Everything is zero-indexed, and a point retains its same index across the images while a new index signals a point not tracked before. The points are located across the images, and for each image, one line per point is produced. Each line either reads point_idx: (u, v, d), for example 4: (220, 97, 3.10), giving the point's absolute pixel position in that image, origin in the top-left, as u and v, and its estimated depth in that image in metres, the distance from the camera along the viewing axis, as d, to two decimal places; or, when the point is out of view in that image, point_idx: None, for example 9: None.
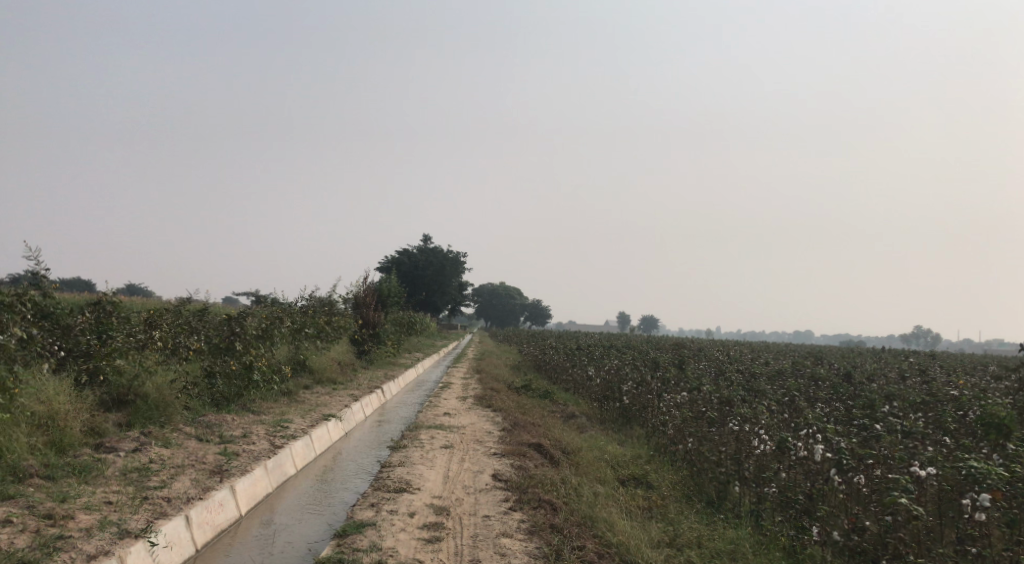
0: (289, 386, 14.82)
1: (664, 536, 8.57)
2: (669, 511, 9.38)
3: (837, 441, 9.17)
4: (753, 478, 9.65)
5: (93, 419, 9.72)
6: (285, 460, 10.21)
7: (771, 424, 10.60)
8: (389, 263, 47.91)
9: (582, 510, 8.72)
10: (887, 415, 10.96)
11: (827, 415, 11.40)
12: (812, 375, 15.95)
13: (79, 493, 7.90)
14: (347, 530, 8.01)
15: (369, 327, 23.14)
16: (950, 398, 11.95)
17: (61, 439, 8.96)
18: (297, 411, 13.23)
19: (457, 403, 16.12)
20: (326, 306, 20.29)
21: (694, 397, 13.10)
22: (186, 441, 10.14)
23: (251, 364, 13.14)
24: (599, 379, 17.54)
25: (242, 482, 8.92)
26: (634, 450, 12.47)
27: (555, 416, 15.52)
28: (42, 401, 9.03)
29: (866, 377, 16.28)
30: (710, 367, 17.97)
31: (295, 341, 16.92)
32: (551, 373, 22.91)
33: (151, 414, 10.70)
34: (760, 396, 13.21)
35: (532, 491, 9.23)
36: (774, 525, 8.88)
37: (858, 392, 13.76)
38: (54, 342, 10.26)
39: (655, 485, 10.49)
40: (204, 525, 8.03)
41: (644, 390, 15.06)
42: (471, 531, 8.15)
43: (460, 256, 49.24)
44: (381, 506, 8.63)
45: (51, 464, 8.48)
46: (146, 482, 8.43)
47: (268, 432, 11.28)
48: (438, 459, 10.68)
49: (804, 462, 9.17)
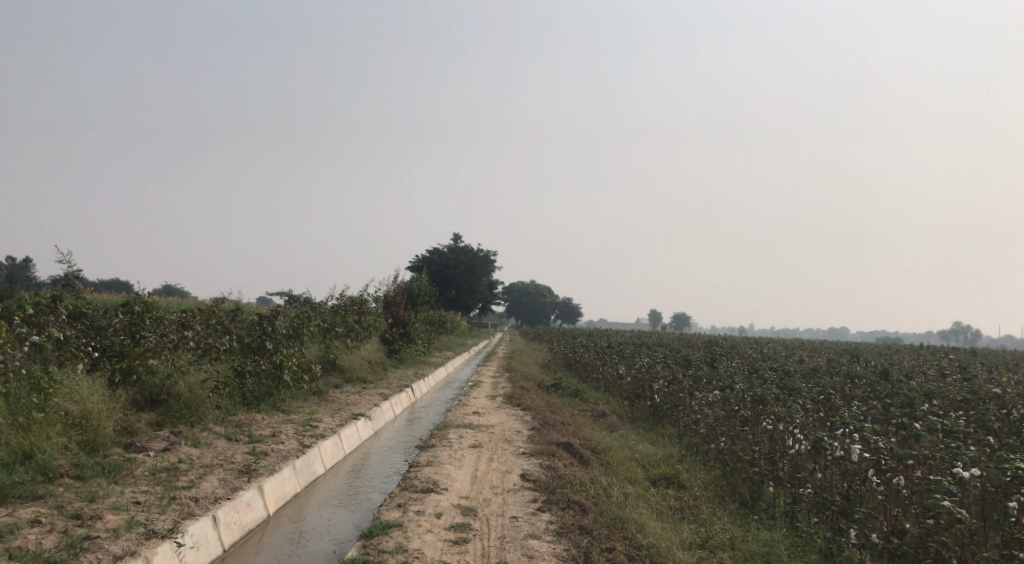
0: (319, 384, 14.84)
1: (696, 537, 8.42)
2: (701, 512, 9.23)
3: (875, 440, 8.93)
4: (787, 478, 9.48)
5: (126, 418, 9.76)
6: (314, 459, 10.20)
7: (807, 423, 10.39)
8: (420, 262, 48.00)
9: (612, 510, 8.58)
10: (926, 413, 10.70)
11: (864, 413, 11.15)
12: (847, 371, 15.68)
13: (107, 493, 7.92)
14: (373, 531, 7.94)
15: (400, 326, 23.16)
16: (992, 396, 11.66)
17: (94, 439, 9.00)
18: (326, 410, 13.24)
19: (486, 401, 16.09)
20: (357, 305, 20.33)
21: (728, 396, 12.90)
22: (216, 440, 10.15)
23: (281, 364, 13.14)
24: (631, 377, 17.39)
25: (270, 482, 8.91)
26: (665, 449, 12.30)
27: (585, 414, 15.40)
28: (75, 401, 9.07)
29: (903, 374, 15.97)
30: (743, 364, 17.72)
31: (326, 340, 16.96)
32: (581, 372, 22.78)
33: (182, 413, 10.76)
34: (795, 394, 12.97)
35: (561, 491, 9.10)
36: (809, 527, 8.69)
37: (896, 390, 13.46)
38: (88, 343, 10.32)
39: (687, 485, 10.33)
40: (232, 525, 8.02)
41: (676, 388, 14.89)
42: (499, 532, 8.05)
43: (491, 256, 49.23)
44: (408, 507, 8.56)
45: (81, 464, 8.50)
46: (175, 482, 8.44)
47: (296, 431, 11.28)
48: (467, 459, 10.61)
49: (841, 462, 8.95)
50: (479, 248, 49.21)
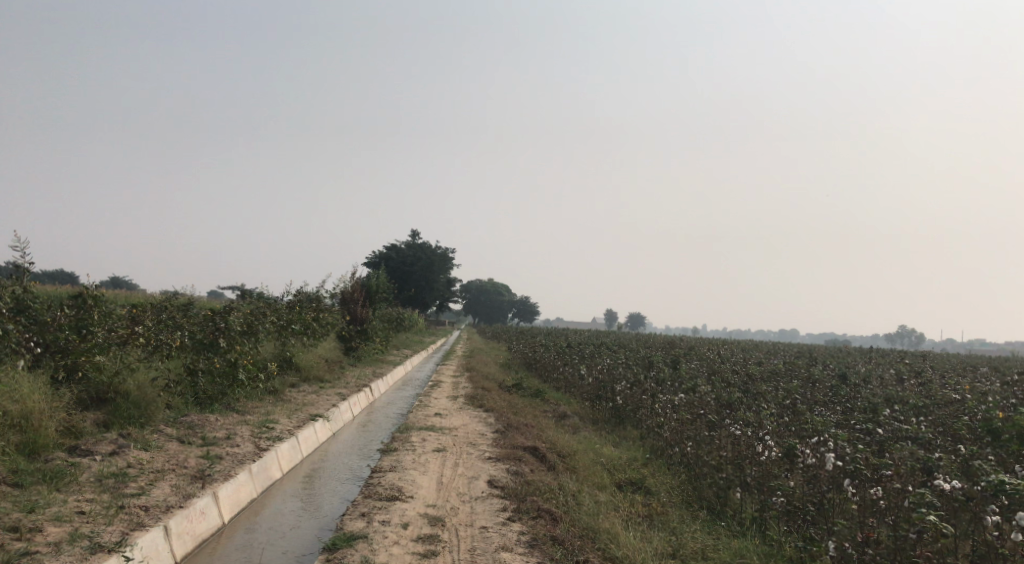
0: (275, 383, 14.36)
1: (666, 547, 8.20)
2: (671, 519, 9.04)
3: (849, 449, 8.78)
4: (755, 485, 9.33)
5: (70, 419, 9.28)
6: (270, 463, 9.80)
7: (775, 429, 10.24)
8: (377, 258, 47.41)
9: (584, 520, 8.34)
10: (890, 419, 10.61)
11: (829, 418, 11.04)
12: (807, 376, 15.66)
13: (49, 502, 7.44)
14: (336, 543, 7.60)
15: (357, 323, 22.70)
16: (953, 401, 11.68)
17: (34, 441, 8.53)
18: (283, 410, 12.81)
19: (447, 402, 15.77)
20: (314, 303, 19.84)
21: (692, 398, 12.72)
22: (167, 443, 9.68)
23: (236, 362, 12.66)
24: (591, 378, 17.20)
25: (225, 488, 8.50)
26: (630, 453, 12.11)
27: (547, 416, 15.17)
28: (15, 400, 8.57)
29: (861, 378, 16.07)
30: (703, 366, 17.63)
31: (281, 337, 16.43)
32: (542, 372, 22.55)
33: (131, 413, 10.29)
34: (759, 398, 12.86)
35: (531, 500, 8.84)
36: (780, 535, 8.55)
37: (857, 395, 13.44)
38: (31, 337, 9.81)
39: (654, 491, 10.12)
40: (184, 535, 7.60)
41: (637, 390, 14.74)
42: (469, 544, 7.75)
43: (449, 253, 48.86)
44: (372, 517, 8.23)
45: (20, 470, 7.99)
46: (123, 489, 7.98)
47: (252, 433, 10.85)
48: (431, 464, 10.27)
49: (811, 470, 8.83)
50: (438, 246, 48.76)
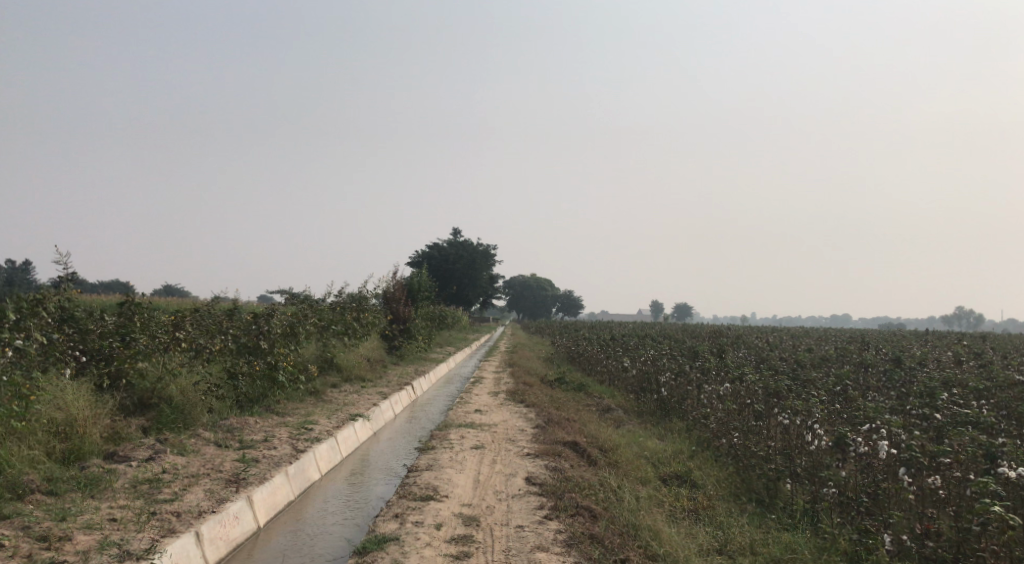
0: (316, 384, 14.31)
1: (712, 542, 7.91)
2: (717, 513, 8.73)
3: (904, 436, 8.36)
4: (806, 475, 8.97)
5: (114, 425, 9.31)
6: (308, 465, 9.72)
7: (825, 417, 9.86)
8: (421, 257, 47.53)
9: (624, 517, 8.08)
10: (949, 402, 10.13)
11: (884, 403, 10.59)
12: (860, 361, 15.14)
13: (80, 510, 7.42)
14: (367, 547, 7.45)
15: (400, 323, 22.67)
16: (1014, 383, 11.13)
17: (78, 448, 8.57)
18: (324, 411, 12.75)
19: (488, 398, 15.61)
20: (356, 303, 19.82)
21: (738, 388, 12.33)
22: (205, 447, 9.65)
23: (277, 364, 12.63)
24: (636, 369, 16.86)
25: (260, 491, 8.42)
26: (675, 445, 11.79)
27: (590, 410, 14.91)
28: (59, 408, 8.62)
29: (918, 361, 15.49)
30: (751, 354, 17.19)
31: (323, 339, 16.42)
32: (586, 365, 22.27)
33: (174, 417, 10.30)
34: (809, 384, 12.42)
35: (570, 496, 8.60)
36: (832, 527, 8.20)
37: (912, 378, 12.90)
38: (75, 346, 9.87)
39: (700, 484, 9.80)
40: (217, 540, 7.52)
41: (683, 380, 14.36)
42: (504, 544, 7.55)
43: (491, 249, 48.81)
44: (405, 518, 8.06)
45: (54, 478, 7.97)
46: (157, 495, 7.93)
47: (291, 435, 10.79)
48: (468, 462, 10.09)
49: (864, 459, 8.44)
50: (480, 242, 48.73)
